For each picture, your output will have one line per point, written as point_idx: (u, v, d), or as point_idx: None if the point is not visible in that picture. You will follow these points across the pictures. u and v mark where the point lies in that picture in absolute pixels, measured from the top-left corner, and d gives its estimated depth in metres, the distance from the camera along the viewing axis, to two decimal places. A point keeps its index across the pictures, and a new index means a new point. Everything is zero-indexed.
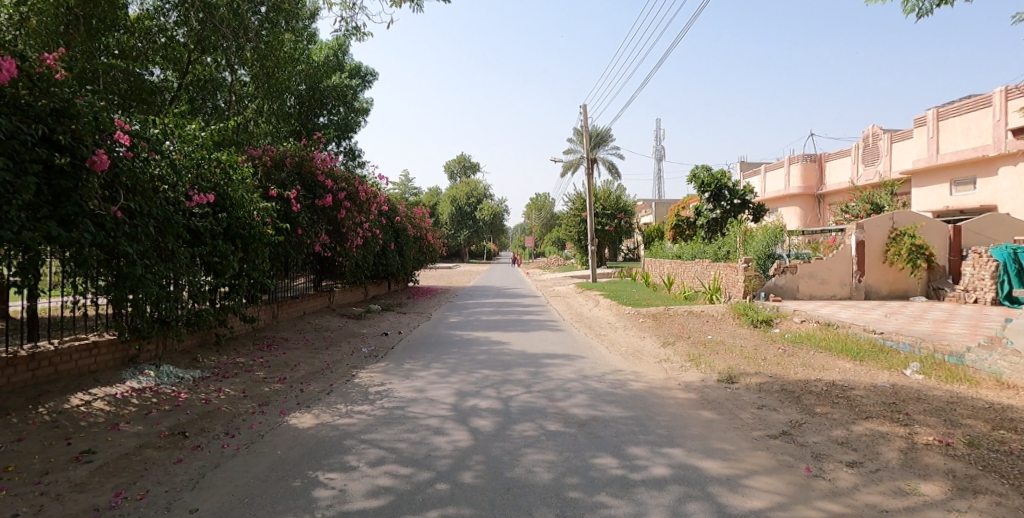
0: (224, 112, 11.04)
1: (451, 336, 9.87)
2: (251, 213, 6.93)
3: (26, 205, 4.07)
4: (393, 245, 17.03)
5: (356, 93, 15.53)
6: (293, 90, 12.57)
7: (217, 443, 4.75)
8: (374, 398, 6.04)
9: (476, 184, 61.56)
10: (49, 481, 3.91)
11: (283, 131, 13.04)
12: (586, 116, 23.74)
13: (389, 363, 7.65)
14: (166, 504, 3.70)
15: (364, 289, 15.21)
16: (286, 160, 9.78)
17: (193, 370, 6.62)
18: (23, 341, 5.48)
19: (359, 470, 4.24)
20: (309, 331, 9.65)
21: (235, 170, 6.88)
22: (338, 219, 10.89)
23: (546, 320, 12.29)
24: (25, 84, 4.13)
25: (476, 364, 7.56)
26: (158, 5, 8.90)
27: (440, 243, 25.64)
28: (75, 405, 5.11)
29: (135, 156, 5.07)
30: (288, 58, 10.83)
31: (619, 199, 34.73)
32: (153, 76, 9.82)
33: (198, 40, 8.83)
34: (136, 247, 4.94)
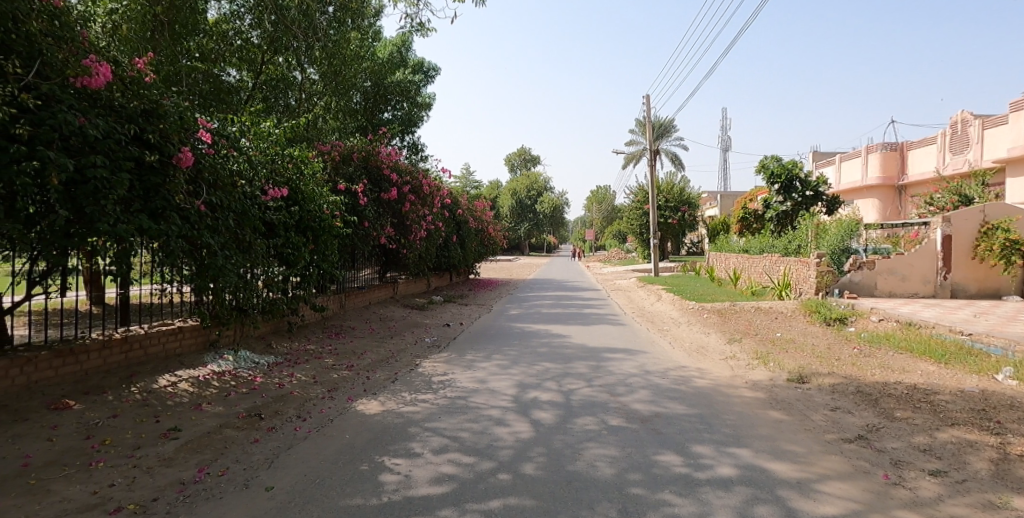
0: (295, 110, 11.49)
1: (511, 328, 9.93)
2: (320, 207, 7.21)
3: (122, 199, 4.37)
4: (455, 238, 17.34)
5: (419, 88, 15.82)
6: (359, 87, 12.96)
7: (290, 425, 4.98)
8: (437, 387, 6.14)
9: (537, 178, 61.54)
10: (141, 455, 4.23)
11: (350, 127, 13.45)
12: (649, 107, 23.17)
13: (452, 353, 7.75)
14: (245, 482, 3.96)
15: (426, 280, 15.47)
16: (354, 155, 10.08)
17: (267, 356, 6.94)
18: (118, 326, 5.93)
19: (424, 457, 4.36)
20: (374, 321, 9.92)
21: (306, 165, 7.16)
22: (402, 212, 11.16)
23: (607, 314, 12.15)
24: (119, 88, 4.56)
25: (537, 356, 7.56)
26: (234, 9, 9.46)
27: (501, 235, 25.88)
28: (162, 386, 5.48)
29: (216, 153, 5.39)
30: (354, 57, 11.17)
31: (683, 191, 33.85)
32: (230, 76, 10.25)
33: (271, 41, 9.23)
34: (217, 239, 5.20)
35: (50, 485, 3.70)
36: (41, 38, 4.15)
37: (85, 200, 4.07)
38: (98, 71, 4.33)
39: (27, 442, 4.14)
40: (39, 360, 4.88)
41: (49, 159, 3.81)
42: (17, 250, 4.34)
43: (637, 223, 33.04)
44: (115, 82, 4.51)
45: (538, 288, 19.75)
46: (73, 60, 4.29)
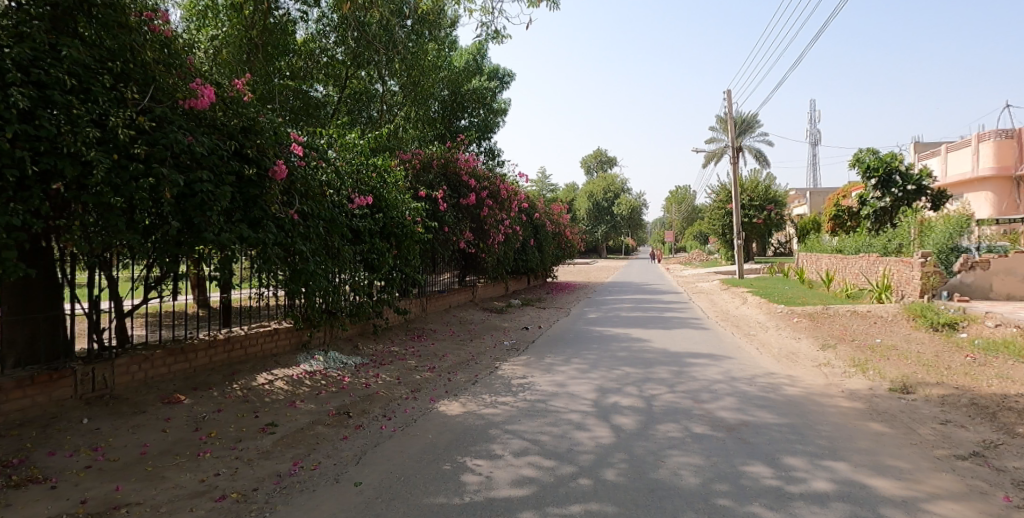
0: (378, 121, 11.86)
1: (590, 332, 9.86)
2: (403, 213, 7.47)
3: (224, 210, 4.73)
4: (532, 241, 17.43)
5: (495, 94, 16.04)
6: (436, 96, 13.38)
7: (376, 424, 5.19)
8: (517, 389, 6.19)
9: (612, 179, 60.68)
10: (243, 448, 4.55)
11: (429, 135, 13.88)
12: (729, 103, 22.40)
13: (530, 356, 7.79)
14: (335, 476, 4.17)
15: (504, 285, 15.63)
16: (434, 162, 10.38)
17: (355, 357, 7.27)
18: (221, 327, 6.42)
19: (505, 459, 4.41)
20: (455, 324, 10.15)
21: (389, 174, 7.45)
22: (481, 216, 11.38)
23: (689, 318, 11.80)
24: (221, 107, 4.94)
25: (617, 360, 7.46)
26: (320, 29, 10.04)
27: (578, 238, 25.75)
28: (261, 383, 5.87)
29: (307, 164, 5.72)
30: (432, 67, 11.61)
31: (769, 188, 32.27)
32: (317, 92, 10.82)
33: (355, 56, 9.70)
34: (308, 246, 5.51)
35: (165, 472, 4.08)
36: (155, 66, 4.59)
37: (194, 211, 4.44)
38: (202, 93, 4.72)
39: (145, 432, 4.56)
40: (155, 358, 5.37)
41: (163, 175, 4.19)
42: (137, 259, 4.79)
43: (720, 223, 31.87)
44: (217, 102, 4.90)
45: (615, 291, 19.49)
46: (180, 86, 4.71)
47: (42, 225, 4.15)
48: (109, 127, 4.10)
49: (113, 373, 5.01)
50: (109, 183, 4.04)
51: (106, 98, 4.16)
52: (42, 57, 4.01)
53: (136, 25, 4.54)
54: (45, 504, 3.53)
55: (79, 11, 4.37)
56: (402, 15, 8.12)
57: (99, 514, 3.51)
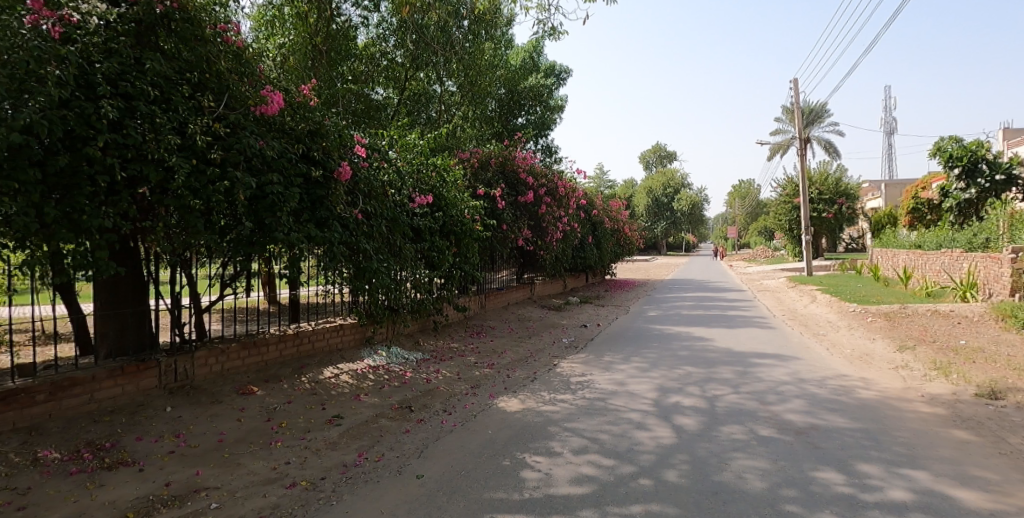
0: (436, 121, 12.08)
1: (650, 330, 9.71)
2: (462, 212, 7.58)
3: (293, 210, 4.93)
4: (590, 239, 17.29)
5: (552, 90, 16.00)
6: (493, 95, 13.50)
7: (437, 418, 5.30)
8: (576, 387, 6.17)
9: (672, 174, 59.27)
10: (312, 438, 4.75)
11: (487, 134, 14.02)
12: (796, 92, 21.46)
13: (589, 354, 7.74)
14: (398, 468, 4.30)
15: (562, 282, 15.58)
16: (492, 160, 10.48)
17: (416, 352, 7.45)
18: (291, 322, 6.72)
19: (564, 457, 4.41)
20: (514, 321, 10.23)
21: (448, 173, 7.57)
22: (539, 214, 11.42)
23: (754, 317, 11.41)
24: (289, 112, 5.15)
25: (677, 360, 7.32)
26: (380, 33, 10.32)
27: (638, 236, 25.32)
28: (327, 377, 6.11)
29: (370, 165, 5.89)
30: (489, 66, 11.72)
31: (840, 181, 30.69)
32: (378, 95, 11.02)
33: (414, 59, 9.94)
34: (371, 244, 5.67)
35: (240, 459, 4.32)
36: (228, 75, 4.83)
37: (265, 212, 4.65)
38: (272, 99, 4.87)
39: (222, 420, 4.85)
40: (231, 351, 5.68)
41: (236, 179, 4.42)
42: (215, 258, 5.07)
43: (787, 218, 30.60)
44: (286, 108, 5.10)
45: (676, 289, 19.07)
46: (252, 93, 4.91)
47: (130, 227, 4.47)
48: (188, 134, 4.36)
49: (193, 364, 5.35)
50: (189, 187, 4.30)
51: (185, 107, 4.44)
52: (129, 70, 4.32)
53: (210, 36, 4.75)
54: (134, 485, 3.82)
55: (160, 26, 4.62)
56: (459, 15, 8.22)
57: (181, 496, 3.76)
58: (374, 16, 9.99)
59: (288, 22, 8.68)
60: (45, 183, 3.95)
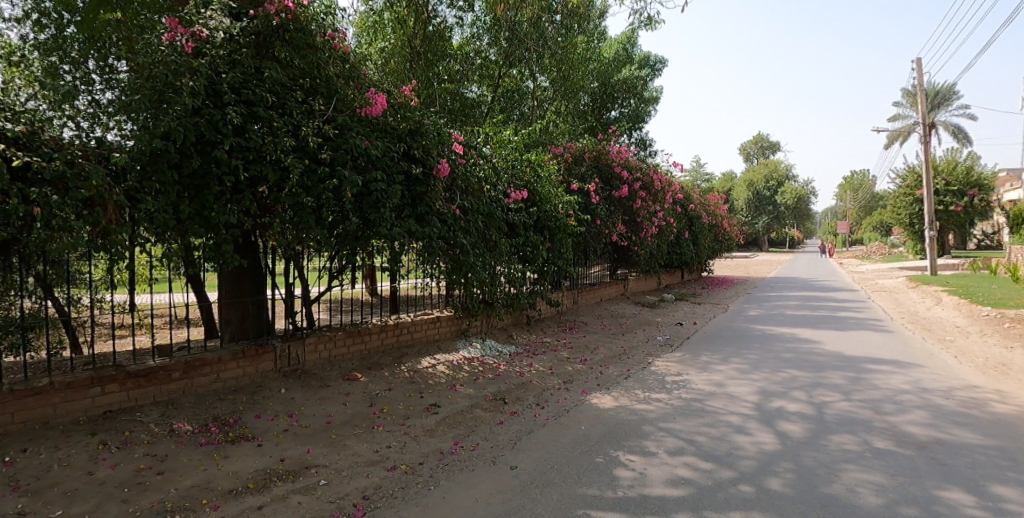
0: (529, 117, 12.17)
1: (750, 330, 9.28)
2: (556, 207, 7.59)
3: (396, 206, 5.16)
4: (687, 234, 16.75)
5: (645, 82, 15.65)
6: (586, 89, 13.39)
7: (530, 411, 5.36)
8: (671, 387, 6.02)
9: (775, 165, 55.87)
10: (411, 424, 4.96)
11: (579, 128, 13.95)
12: (919, 73, 19.55)
13: (685, 353, 7.52)
14: (493, 458, 4.39)
15: (657, 278, 15.22)
16: (585, 155, 10.41)
17: (509, 346, 7.58)
18: (392, 314, 7.04)
19: (659, 457, 4.33)
20: (606, 317, 10.13)
21: (542, 168, 7.60)
22: (633, 209, 11.23)
23: (867, 319, 10.57)
24: (391, 113, 5.38)
25: (781, 362, 6.94)
26: (474, 32, 10.46)
27: (737, 230, 24.23)
28: (425, 367, 6.35)
29: (467, 162, 6.03)
30: (581, 59, 11.64)
31: (971, 170, 27.61)
32: (471, 93, 10.84)
33: (508, 56, 10.12)
34: (468, 239, 5.81)
35: (346, 440, 4.59)
36: (337, 79, 5.11)
37: (370, 208, 4.90)
38: (376, 101, 5.14)
39: (330, 403, 5.17)
40: (337, 339, 6.04)
41: (344, 177, 4.69)
42: (325, 252, 5.41)
43: (907, 212, 27.98)
44: (389, 109, 5.35)
45: (777, 287, 18.09)
46: (358, 96, 5.19)
47: (252, 222, 4.85)
48: (301, 136, 4.67)
49: (304, 350, 5.73)
50: (302, 186, 4.61)
51: (298, 111, 4.75)
52: (250, 78, 4.65)
53: (320, 44, 5.01)
54: (254, 459, 4.17)
55: (276, 37, 4.92)
56: (553, 9, 8.20)
57: (295, 471, 4.06)
58: (468, 16, 10.16)
59: (391, 24, 8.99)
60: (181, 183, 4.36)
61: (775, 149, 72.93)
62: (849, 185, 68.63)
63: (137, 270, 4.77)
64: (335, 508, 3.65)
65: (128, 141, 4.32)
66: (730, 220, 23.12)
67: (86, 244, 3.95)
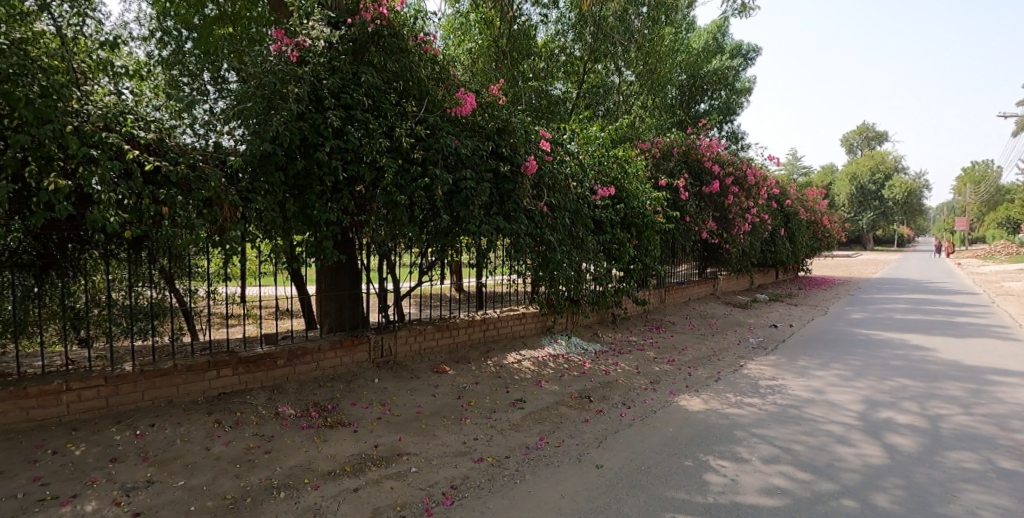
0: (615, 112, 12.02)
1: (853, 335, 8.69)
2: (643, 203, 7.44)
3: (484, 204, 5.27)
4: (782, 231, 15.86)
5: (737, 72, 15.09)
6: (673, 82, 13.05)
7: (616, 411, 5.31)
8: (765, 392, 5.76)
9: (883, 156, 51.53)
10: (497, 418, 5.06)
11: (667, 122, 13.64)
12: None
13: (780, 357, 7.15)
14: (578, 456, 4.39)
15: (749, 278, 14.57)
16: (674, 150, 10.16)
17: (595, 344, 7.54)
18: (479, 309, 7.19)
19: (752, 464, 4.15)
20: (695, 317, 9.84)
21: (629, 164, 7.48)
22: (725, 205, 10.83)
23: (991, 326, 9.58)
24: (480, 113, 5.49)
25: (889, 370, 6.45)
26: (559, 28, 10.43)
27: (837, 226, 22.67)
28: (511, 362, 6.45)
29: (554, 159, 6.04)
30: (668, 51, 11.31)
31: None
32: (556, 90, 11.05)
33: (593, 51, 10.00)
34: (555, 236, 5.82)
35: (436, 431, 4.75)
36: (428, 81, 5.26)
37: (460, 206, 5.03)
38: (465, 101, 5.26)
39: (420, 394, 5.37)
40: (427, 332, 6.25)
41: (435, 176, 4.84)
42: (417, 248, 5.61)
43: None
44: (477, 108, 5.46)
45: (885, 289, 16.76)
46: (448, 96, 5.32)
47: (350, 220, 5.11)
48: (395, 137, 4.86)
49: (397, 342, 5.99)
50: (396, 185, 4.81)
51: (392, 113, 4.94)
52: (348, 83, 4.87)
53: (411, 48, 5.18)
54: (350, 443, 4.41)
55: (371, 43, 5.12)
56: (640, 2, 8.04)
57: (388, 457, 4.26)
58: (553, 13, 10.15)
59: (479, 24, 9.11)
60: (286, 184, 4.67)
61: (881, 139, 67.20)
62: (971, 178, 62.16)
63: (247, 265, 5.18)
64: (425, 495, 3.79)
65: (240, 146, 4.66)
66: (830, 216, 21.65)
67: (205, 240, 4.33)
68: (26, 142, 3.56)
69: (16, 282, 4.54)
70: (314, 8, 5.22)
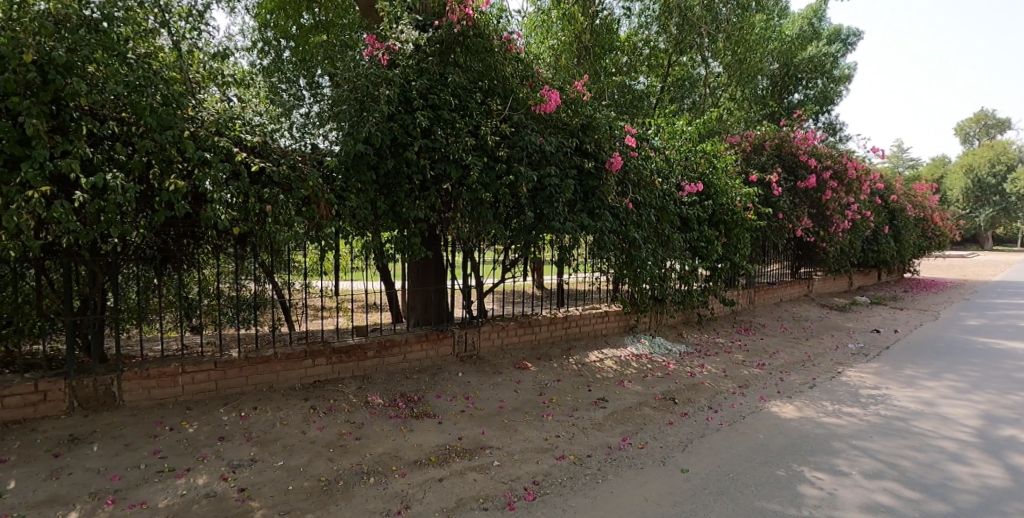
0: (700, 105, 11.65)
1: (969, 343, 7.95)
2: (733, 199, 7.15)
3: (568, 201, 5.26)
4: (886, 229, 14.72)
5: (835, 59, 14.24)
6: (764, 71, 12.46)
7: (702, 414, 5.15)
8: (867, 401, 5.39)
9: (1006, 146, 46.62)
10: (579, 416, 5.04)
11: (757, 114, 13.07)
12: None
13: (884, 365, 6.67)
14: (662, 458, 4.30)
15: (847, 278, 13.69)
16: (766, 143, 9.84)
17: (679, 344, 7.35)
18: (560, 307, 7.20)
19: (852, 478, 3.90)
20: (787, 320, 9.37)
21: (718, 158, 7.21)
22: (822, 201, 10.14)
23: None
24: (565, 109, 5.47)
25: (1014, 383, 5.84)
26: (643, 21, 10.18)
27: (950, 223, 20.75)
28: (592, 360, 6.41)
29: (639, 155, 5.93)
30: (758, 39, 10.80)
31: None
32: (640, 84, 10.78)
33: (677, 42, 9.69)
34: (640, 234, 5.71)
35: (517, 426, 4.80)
36: (513, 79, 5.31)
37: (544, 203, 5.05)
38: (549, 97, 5.26)
39: (502, 389, 5.44)
40: (510, 328, 6.32)
41: (520, 173, 4.89)
42: (501, 245, 5.69)
43: None
44: (561, 105, 5.45)
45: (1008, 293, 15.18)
46: (532, 94, 5.34)
47: (438, 217, 5.25)
48: (480, 136, 4.95)
49: (480, 337, 6.10)
50: (481, 182, 4.89)
51: (478, 112, 5.02)
52: (435, 84, 5.00)
53: (495, 46, 5.23)
54: (435, 434, 4.54)
55: (457, 44, 5.23)
56: None
57: (471, 450, 4.35)
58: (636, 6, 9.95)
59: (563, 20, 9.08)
60: (377, 183, 4.88)
61: (1001, 127, 60.79)
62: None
63: (341, 260, 5.45)
64: (507, 489, 3.83)
65: (335, 146, 4.90)
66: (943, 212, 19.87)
67: (304, 236, 4.59)
68: (150, 146, 3.90)
69: (140, 275, 4.96)
70: (402, 12, 5.34)
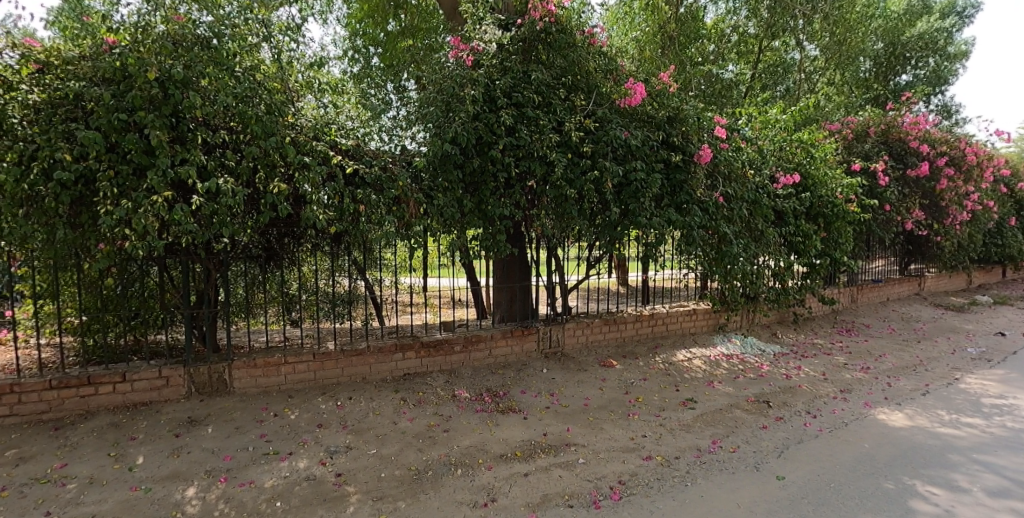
0: (795, 92, 11.04)
1: None
2: (833, 190, 6.70)
3: (655, 196, 5.15)
4: (1013, 220, 13.27)
5: (949, 34, 13.06)
6: (867, 52, 11.60)
7: (799, 419, 4.89)
8: (991, 412, 4.90)
9: None
10: (666, 417, 4.94)
11: (858, 98, 12.22)
12: None
13: (1012, 372, 6.03)
14: (756, 464, 4.12)
15: (966, 276, 12.47)
16: (870, 130, 9.19)
17: (773, 345, 7.00)
18: (646, 304, 7.06)
19: (973, 496, 3.57)
20: (894, 320, 8.68)
21: (816, 148, 6.79)
22: (935, 191, 9.23)
23: None
24: (651, 102, 5.35)
25: None
26: (731, 6, 9.78)
27: None
28: (680, 359, 6.25)
29: (729, 146, 5.70)
30: (860, 18, 10.09)
31: None
32: (729, 73, 10.38)
33: (770, 26, 9.22)
34: (731, 229, 5.50)
35: (603, 424, 4.76)
36: (596, 74, 5.28)
37: (630, 199, 4.97)
38: (635, 90, 5.12)
39: (587, 387, 5.43)
40: (594, 325, 6.28)
41: (605, 168, 4.85)
42: (585, 242, 5.66)
43: None
44: (647, 98, 5.33)
45: None
46: (617, 88, 5.26)
47: (523, 215, 5.31)
48: (564, 132, 4.94)
49: (564, 334, 6.11)
50: (566, 179, 4.90)
51: (561, 108, 5.01)
52: (519, 82, 5.03)
53: (579, 41, 5.20)
54: (520, 430, 4.60)
55: (539, 41, 5.23)
56: None
57: (556, 446, 4.37)
58: None
59: (648, 10, 8.86)
60: (463, 182, 5.00)
61: None
62: None
63: (429, 258, 5.63)
64: (593, 488, 3.82)
65: (423, 147, 5.07)
66: None
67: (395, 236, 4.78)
68: (256, 153, 4.20)
69: (247, 271, 5.28)
70: (485, 13, 5.40)
